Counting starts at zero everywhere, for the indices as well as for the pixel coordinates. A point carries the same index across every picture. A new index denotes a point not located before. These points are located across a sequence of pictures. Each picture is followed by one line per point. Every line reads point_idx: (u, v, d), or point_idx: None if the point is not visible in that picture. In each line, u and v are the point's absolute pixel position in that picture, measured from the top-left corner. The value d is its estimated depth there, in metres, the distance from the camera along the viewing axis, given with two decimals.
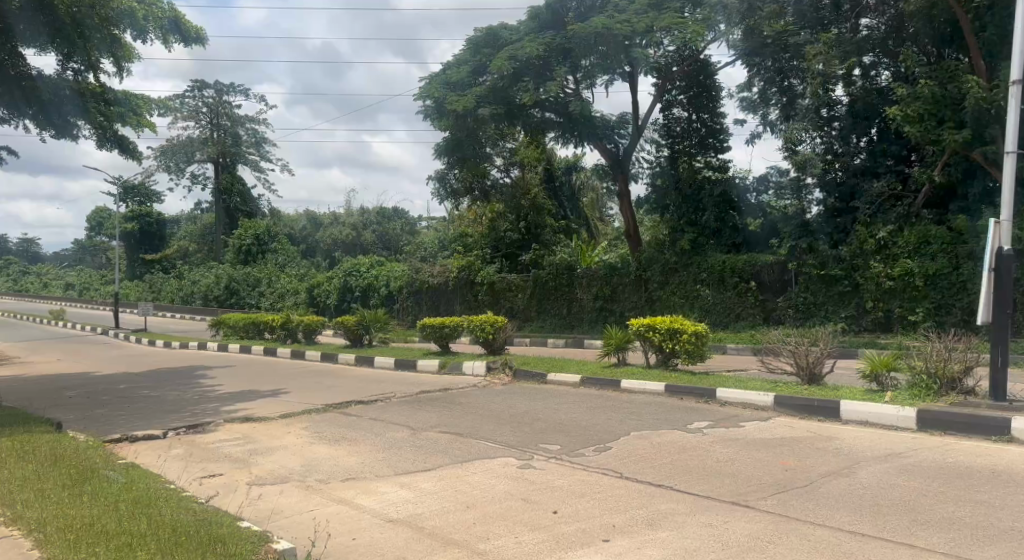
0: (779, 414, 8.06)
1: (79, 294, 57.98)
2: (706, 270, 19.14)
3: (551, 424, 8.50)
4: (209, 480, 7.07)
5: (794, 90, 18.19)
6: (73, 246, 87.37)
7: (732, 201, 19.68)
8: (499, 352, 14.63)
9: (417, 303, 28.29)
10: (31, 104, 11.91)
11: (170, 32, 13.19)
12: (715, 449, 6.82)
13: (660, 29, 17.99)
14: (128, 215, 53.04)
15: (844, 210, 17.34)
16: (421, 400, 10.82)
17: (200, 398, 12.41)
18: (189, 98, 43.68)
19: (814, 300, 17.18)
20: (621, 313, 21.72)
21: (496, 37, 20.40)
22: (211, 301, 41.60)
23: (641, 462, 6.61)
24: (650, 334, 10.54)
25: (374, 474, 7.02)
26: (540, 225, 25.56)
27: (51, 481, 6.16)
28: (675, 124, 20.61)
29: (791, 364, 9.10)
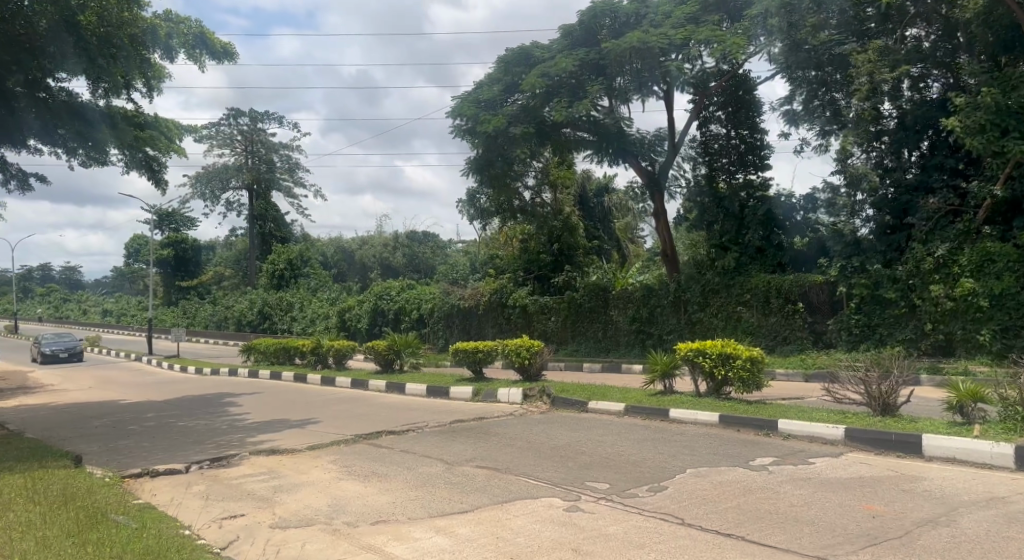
0: (852, 449, 7.31)
1: (117, 320, 58.91)
2: (749, 291, 18.39)
3: (597, 459, 7.82)
4: (228, 522, 6.54)
5: (838, 103, 17.44)
6: (113, 275, 89.58)
7: (777, 220, 19.05)
8: (536, 378, 13.97)
9: (448, 327, 27.73)
10: (61, 126, 11.75)
11: (197, 50, 12.73)
12: (786, 491, 6.10)
13: (698, 42, 17.40)
14: (164, 243, 53.63)
15: (898, 228, 16.40)
16: (455, 430, 10.21)
17: (227, 428, 11.93)
18: (224, 126, 44.09)
19: (867, 322, 16.23)
20: (658, 336, 20.89)
21: (527, 56, 20.03)
22: (245, 325, 41.70)
23: (704, 506, 5.91)
24: (701, 359, 9.78)
25: (406, 517, 6.39)
26: (573, 247, 25.24)
27: (56, 528, 5.66)
28: (712, 141, 19.99)
29: (860, 392, 8.31)
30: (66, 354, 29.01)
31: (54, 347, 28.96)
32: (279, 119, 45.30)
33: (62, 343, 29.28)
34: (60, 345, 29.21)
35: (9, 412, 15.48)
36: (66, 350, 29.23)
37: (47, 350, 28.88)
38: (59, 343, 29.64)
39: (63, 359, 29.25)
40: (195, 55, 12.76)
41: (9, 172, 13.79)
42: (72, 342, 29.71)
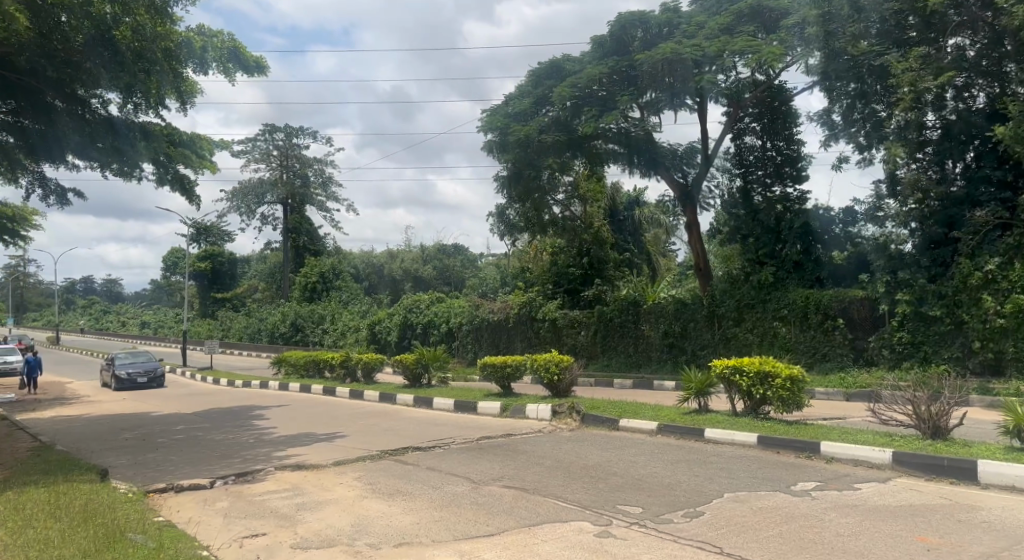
0: (900, 474, 6.93)
1: (155, 331, 59.91)
2: (787, 306, 17.94)
3: (629, 480, 7.52)
4: (249, 541, 6.37)
5: (878, 115, 17.10)
6: (152, 287, 91.36)
7: (815, 234, 18.53)
8: (565, 395, 13.65)
9: (477, 340, 27.53)
10: (94, 141, 11.76)
11: (230, 63, 12.78)
12: (831, 519, 5.76)
13: (733, 53, 16.99)
14: (200, 256, 54.39)
15: (944, 242, 15.67)
16: (482, 447, 9.96)
17: (253, 442, 11.80)
18: (260, 141, 44.68)
19: (912, 339, 15.64)
20: (692, 352, 20.46)
21: (559, 69, 19.92)
22: (277, 338, 42.01)
23: (744, 534, 5.59)
24: (738, 378, 9.42)
25: (430, 539, 6.15)
26: (603, 260, 25.03)
27: (73, 547, 5.53)
28: (747, 153, 19.64)
29: (909, 414, 7.88)
30: (147, 382, 23.06)
31: (130, 370, 22.98)
32: (314, 135, 45.79)
33: (140, 365, 23.31)
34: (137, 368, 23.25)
35: (44, 423, 15.60)
36: (145, 374, 23.19)
37: (123, 374, 22.86)
38: (135, 365, 23.58)
39: (140, 385, 23.25)
40: (228, 68, 12.79)
41: (48, 187, 13.95)
42: (152, 365, 23.70)
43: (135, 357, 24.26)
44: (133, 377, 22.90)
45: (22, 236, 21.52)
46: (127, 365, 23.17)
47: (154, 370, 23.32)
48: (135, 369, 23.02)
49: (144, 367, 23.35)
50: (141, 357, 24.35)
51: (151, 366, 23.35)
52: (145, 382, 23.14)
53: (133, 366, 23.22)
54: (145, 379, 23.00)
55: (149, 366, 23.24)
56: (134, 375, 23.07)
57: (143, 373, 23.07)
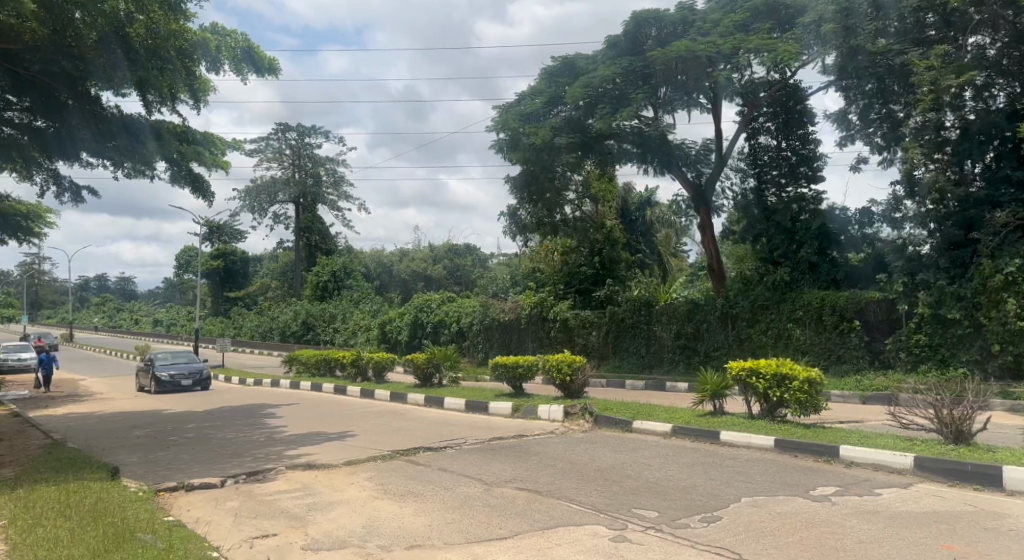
0: (922, 480, 6.80)
1: (168, 329, 60.24)
2: (802, 308, 17.76)
3: (644, 483, 7.39)
4: (259, 542, 6.31)
5: (895, 115, 16.98)
6: (166, 286, 91.93)
7: (831, 234, 18.36)
8: (578, 395, 13.53)
9: (488, 340, 27.44)
10: (107, 139, 11.72)
11: (244, 64, 12.72)
12: (853, 526, 5.61)
13: (748, 51, 16.81)
14: (213, 254, 54.63)
15: (963, 243, 15.37)
16: (494, 448, 9.87)
17: (264, 440, 11.75)
18: (273, 140, 44.83)
19: (930, 342, 15.43)
20: (705, 353, 20.30)
21: (572, 67, 19.74)
22: (288, 336, 42.14)
23: (763, 540, 5.47)
24: (754, 381, 9.28)
25: (441, 542, 6.05)
26: (615, 260, 24.95)
27: (82, 547, 5.48)
28: (762, 153, 19.44)
29: (931, 418, 7.72)
30: (193, 385, 21.01)
31: (173, 371, 20.94)
32: (326, 134, 45.85)
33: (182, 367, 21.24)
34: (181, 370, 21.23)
35: (58, 420, 15.65)
36: (188, 376, 21.19)
37: (165, 375, 20.82)
38: (177, 366, 21.57)
39: (183, 389, 21.22)
40: (241, 69, 12.74)
41: (62, 185, 13.95)
42: (195, 366, 21.69)
43: (175, 358, 22.18)
44: (177, 379, 20.86)
45: (38, 233, 21.57)
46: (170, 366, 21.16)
47: (199, 371, 21.31)
48: (179, 371, 20.97)
49: (187, 368, 21.28)
50: (181, 358, 22.28)
51: (196, 367, 21.32)
52: (190, 386, 21.06)
53: (175, 368, 21.19)
54: (190, 381, 20.96)
55: (194, 367, 21.21)
56: (177, 377, 20.94)
57: (187, 375, 21.04)
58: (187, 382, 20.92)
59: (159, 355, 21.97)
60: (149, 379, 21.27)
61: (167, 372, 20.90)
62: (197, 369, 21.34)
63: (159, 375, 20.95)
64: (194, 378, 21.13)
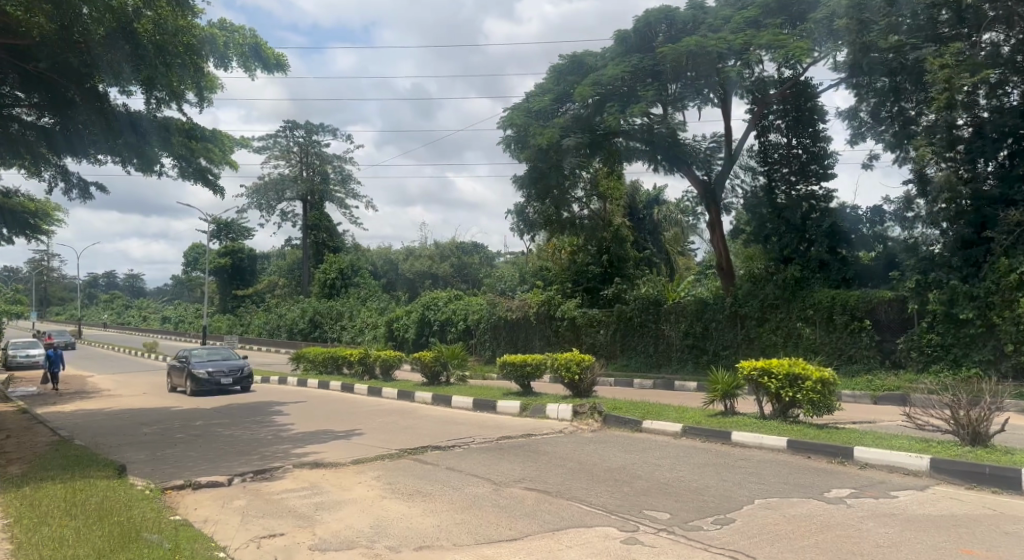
0: (939, 482, 6.69)
1: (175, 326, 60.36)
2: (813, 307, 17.61)
3: (655, 484, 7.30)
4: (267, 542, 6.25)
5: (907, 114, 16.78)
6: (174, 283, 92.18)
7: (842, 233, 18.22)
8: (586, 395, 13.43)
9: (495, 338, 27.35)
10: (114, 136, 11.67)
11: (252, 60, 12.67)
12: (869, 529, 5.52)
13: (759, 47, 16.63)
14: (221, 252, 54.72)
15: (976, 242, 15.13)
16: (503, 448, 9.78)
17: (271, 438, 11.70)
18: (281, 137, 44.87)
19: (942, 342, 15.25)
20: (714, 352, 20.17)
21: (580, 64, 19.59)
22: (296, 334, 42.19)
23: (778, 543, 5.37)
24: (766, 380, 9.17)
25: (451, 542, 5.98)
26: (622, 258, 24.85)
27: (88, 547, 5.43)
28: (773, 150, 19.29)
29: (948, 420, 7.59)
30: (235, 385, 19.12)
31: (213, 370, 19.02)
32: (333, 132, 45.80)
33: (222, 364, 19.34)
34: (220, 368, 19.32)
35: (66, 417, 15.65)
36: (228, 375, 19.25)
37: (204, 374, 18.90)
38: (215, 364, 19.60)
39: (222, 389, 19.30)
40: (249, 65, 12.68)
41: (70, 181, 13.94)
42: (234, 364, 19.76)
43: (214, 355, 20.28)
44: (217, 378, 18.96)
45: (46, 231, 21.56)
46: (208, 364, 19.26)
47: (240, 368, 19.38)
48: (219, 369, 19.09)
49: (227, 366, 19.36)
50: (219, 353, 20.41)
51: (238, 364, 19.35)
52: (231, 385, 19.15)
53: (213, 365, 19.24)
54: (232, 382, 19.03)
55: (235, 364, 19.28)
56: (217, 376, 19.01)
57: (228, 373, 19.12)
58: (228, 382, 19.01)
59: (195, 351, 20.11)
60: (184, 379, 19.35)
61: (206, 370, 19.00)
62: (238, 366, 19.39)
63: (196, 374, 19.03)
64: (236, 376, 19.21)
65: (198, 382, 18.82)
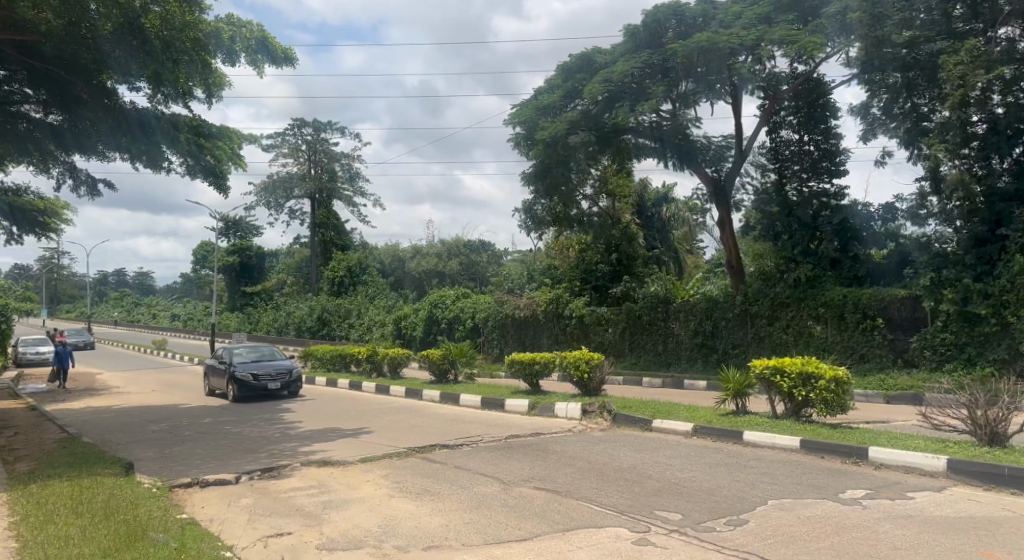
0: (956, 483, 6.58)
1: (184, 324, 60.54)
2: (824, 305, 17.45)
3: (665, 484, 7.21)
4: (274, 541, 6.19)
5: (919, 110, 16.57)
6: (183, 281, 92.49)
7: (854, 230, 18.09)
8: (595, 393, 13.34)
9: (503, 336, 27.27)
10: (123, 133, 11.65)
11: (259, 55, 12.59)
12: (885, 531, 5.41)
13: (771, 42, 16.46)
14: (230, 250, 54.85)
15: (990, 240, 14.93)
16: (511, 446, 9.70)
17: (279, 436, 11.65)
18: (289, 135, 44.92)
19: (955, 340, 15.06)
20: (724, 350, 20.04)
21: (590, 61, 19.43)
22: (304, 331, 42.27)
23: (794, 544, 5.27)
24: (778, 379, 9.05)
25: (459, 543, 5.90)
26: (631, 256, 24.70)
27: (93, 546, 5.37)
28: (784, 147, 19.13)
29: (964, 420, 7.47)
30: (284, 390, 16.72)
31: (257, 372, 16.62)
32: (341, 130, 45.84)
33: (267, 366, 16.91)
34: (266, 370, 16.89)
35: (74, 414, 15.65)
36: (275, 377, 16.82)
37: (248, 377, 16.51)
38: (260, 364, 17.19)
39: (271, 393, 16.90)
40: (256, 60, 12.61)
41: (79, 177, 13.92)
42: (282, 365, 17.28)
43: (257, 355, 17.86)
44: (264, 381, 16.54)
45: (56, 228, 21.58)
46: (252, 366, 16.84)
47: (288, 371, 16.94)
48: (265, 371, 16.68)
49: (274, 367, 16.94)
50: (262, 352, 18.01)
51: (285, 366, 16.92)
52: (279, 390, 16.73)
53: (258, 366, 16.83)
54: (280, 385, 16.62)
55: (282, 365, 16.89)
56: (262, 378, 16.62)
57: (275, 376, 16.71)
58: (275, 386, 16.60)
59: (237, 350, 17.71)
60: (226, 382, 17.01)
61: (251, 373, 16.59)
62: (286, 368, 16.97)
63: (240, 376, 16.63)
64: (284, 379, 16.80)
65: (242, 386, 16.44)
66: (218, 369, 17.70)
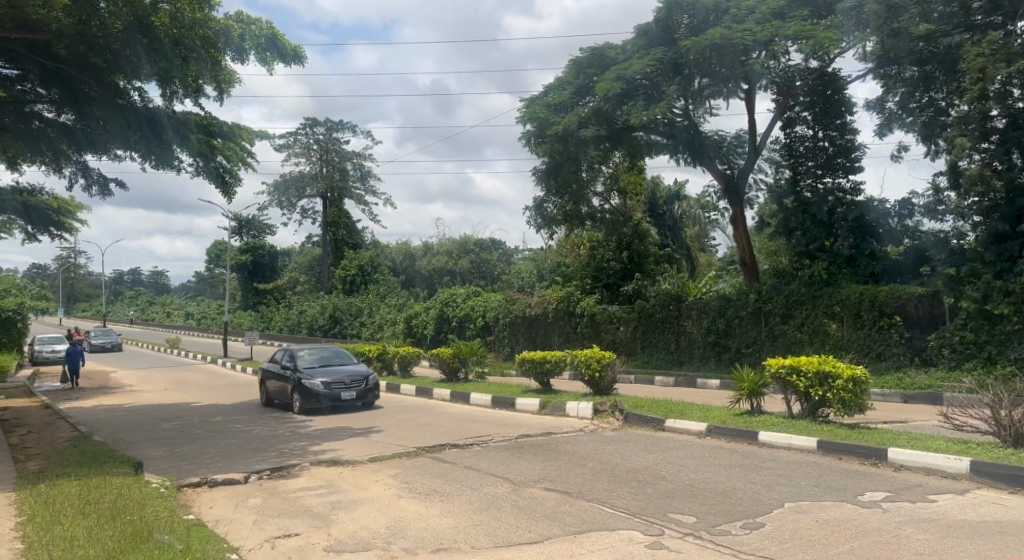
0: (980, 486, 6.40)
1: (198, 322, 60.85)
2: (840, 303, 17.20)
3: (679, 486, 7.06)
4: (281, 543, 6.09)
5: (937, 104, 16.37)
6: (197, 280, 92.98)
7: (870, 227, 17.87)
8: (607, 392, 13.18)
9: (513, 334, 27.13)
10: (135, 133, 11.63)
11: (269, 52, 12.45)
12: (908, 536, 5.24)
13: (785, 37, 16.21)
14: (243, 249, 55.02)
15: (1011, 236, 14.62)
16: (522, 446, 9.57)
17: (289, 435, 11.58)
18: (301, 135, 44.98)
19: (974, 339, 14.77)
20: (737, 349, 19.82)
21: (601, 57, 19.15)
22: (316, 330, 42.34)
23: (813, 549, 5.11)
24: (794, 378, 8.88)
25: (468, 545, 5.79)
26: (643, 254, 24.44)
27: (98, 548, 5.29)
28: (798, 143, 18.89)
29: (987, 420, 7.28)
30: (359, 400, 13.78)
31: (326, 379, 13.74)
32: (353, 129, 45.92)
33: (339, 372, 14.02)
34: (338, 376, 13.98)
35: (86, 413, 15.66)
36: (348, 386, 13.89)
37: (316, 385, 13.64)
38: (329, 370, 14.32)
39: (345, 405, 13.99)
40: (266, 57, 12.47)
41: (90, 177, 13.91)
42: (355, 370, 14.38)
43: (325, 359, 14.99)
44: (335, 390, 13.63)
45: (70, 227, 21.58)
46: (321, 371, 13.98)
47: (364, 378, 13.99)
48: (336, 378, 13.78)
49: (346, 375, 14.07)
50: (327, 355, 15.17)
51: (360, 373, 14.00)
52: (354, 402, 13.81)
53: (328, 372, 13.95)
54: (355, 395, 13.71)
55: (356, 372, 13.96)
56: (334, 387, 13.73)
57: (349, 384, 13.79)
58: (349, 396, 13.70)
59: (301, 353, 14.90)
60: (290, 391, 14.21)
61: (322, 380, 13.74)
62: (361, 374, 14.06)
63: (306, 384, 13.78)
64: (360, 389, 13.87)
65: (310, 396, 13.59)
66: (278, 375, 14.89)
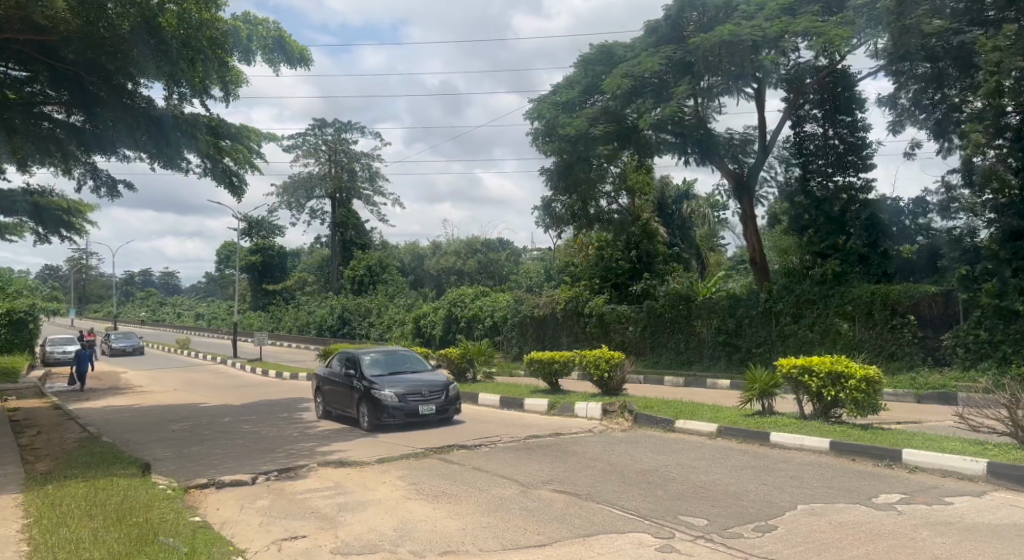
0: (997, 487, 6.29)
1: (208, 323, 61.10)
2: (852, 303, 17.03)
3: (690, 488, 6.97)
4: (288, 545, 6.04)
5: (950, 100, 16.16)
6: (207, 281, 93.38)
7: (882, 225, 17.73)
8: (616, 392, 13.09)
9: (522, 334, 27.05)
10: (142, 133, 11.62)
11: (275, 54, 12.42)
12: (925, 539, 5.13)
13: (795, 34, 16.02)
14: (252, 249, 55.15)
15: None
16: (530, 447, 9.49)
17: (298, 435, 11.54)
18: (309, 135, 45.01)
19: (990, 339, 14.57)
20: (748, 349, 19.66)
21: (610, 55, 19.18)
22: (325, 330, 42.39)
23: (827, 552, 5.02)
24: (806, 378, 8.77)
25: (476, 548, 5.72)
26: (652, 253, 24.66)
27: (102, 550, 5.24)
28: (808, 141, 18.73)
29: (1004, 421, 7.15)
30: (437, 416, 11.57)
31: (399, 389, 11.50)
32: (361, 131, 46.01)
33: (414, 381, 11.75)
34: (413, 385, 11.72)
35: (96, 414, 15.67)
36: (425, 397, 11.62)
37: (388, 397, 11.40)
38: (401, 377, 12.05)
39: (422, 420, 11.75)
40: (272, 59, 12.44)
41: (99, 178, 13.91)
42: (431, 377, 12.11)
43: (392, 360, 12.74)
44: (410, 403, 11.40)
45: (81, 229, 21.64)
46: (393, 379, 11.73)
47: (444, 388, 11.75)
48: (411, 389, 11.52)
49: (422, 383, 11.82)
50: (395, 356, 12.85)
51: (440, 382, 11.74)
52: (431, 417, 11.61)
53: (401, 381, 11.70)
54: (434, 409, 11.48)
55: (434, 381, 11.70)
56: (410, 399, 11.48)
57: (426, 397, 11.55)
58: (427, 411, 11.45)
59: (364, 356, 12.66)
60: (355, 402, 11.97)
61: (394, 391, 11.51)
62: (441, 384, 11.78)
63: (375, 396, 11.52)
64: (439, 401, 11.62)
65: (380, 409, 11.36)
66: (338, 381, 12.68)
